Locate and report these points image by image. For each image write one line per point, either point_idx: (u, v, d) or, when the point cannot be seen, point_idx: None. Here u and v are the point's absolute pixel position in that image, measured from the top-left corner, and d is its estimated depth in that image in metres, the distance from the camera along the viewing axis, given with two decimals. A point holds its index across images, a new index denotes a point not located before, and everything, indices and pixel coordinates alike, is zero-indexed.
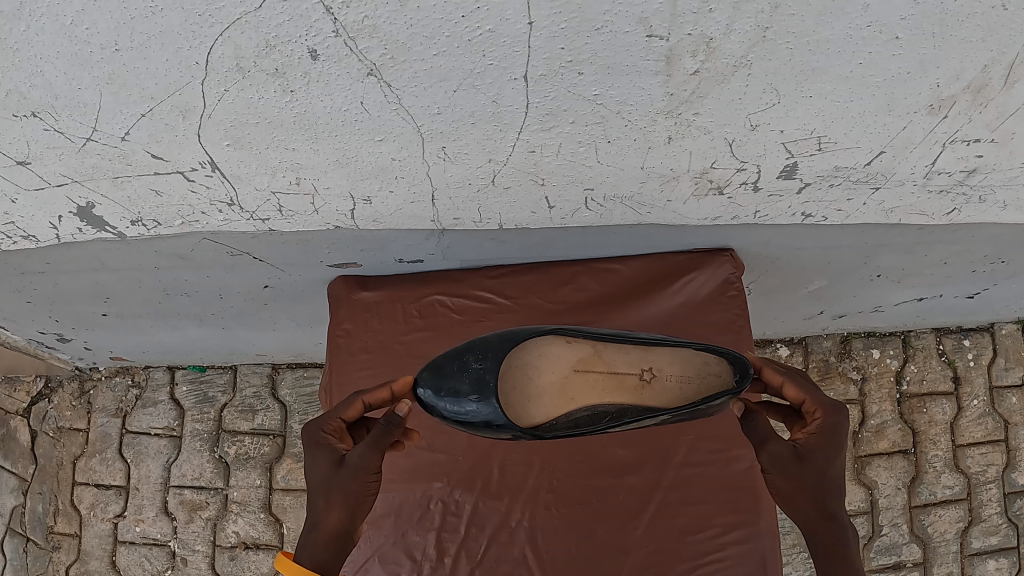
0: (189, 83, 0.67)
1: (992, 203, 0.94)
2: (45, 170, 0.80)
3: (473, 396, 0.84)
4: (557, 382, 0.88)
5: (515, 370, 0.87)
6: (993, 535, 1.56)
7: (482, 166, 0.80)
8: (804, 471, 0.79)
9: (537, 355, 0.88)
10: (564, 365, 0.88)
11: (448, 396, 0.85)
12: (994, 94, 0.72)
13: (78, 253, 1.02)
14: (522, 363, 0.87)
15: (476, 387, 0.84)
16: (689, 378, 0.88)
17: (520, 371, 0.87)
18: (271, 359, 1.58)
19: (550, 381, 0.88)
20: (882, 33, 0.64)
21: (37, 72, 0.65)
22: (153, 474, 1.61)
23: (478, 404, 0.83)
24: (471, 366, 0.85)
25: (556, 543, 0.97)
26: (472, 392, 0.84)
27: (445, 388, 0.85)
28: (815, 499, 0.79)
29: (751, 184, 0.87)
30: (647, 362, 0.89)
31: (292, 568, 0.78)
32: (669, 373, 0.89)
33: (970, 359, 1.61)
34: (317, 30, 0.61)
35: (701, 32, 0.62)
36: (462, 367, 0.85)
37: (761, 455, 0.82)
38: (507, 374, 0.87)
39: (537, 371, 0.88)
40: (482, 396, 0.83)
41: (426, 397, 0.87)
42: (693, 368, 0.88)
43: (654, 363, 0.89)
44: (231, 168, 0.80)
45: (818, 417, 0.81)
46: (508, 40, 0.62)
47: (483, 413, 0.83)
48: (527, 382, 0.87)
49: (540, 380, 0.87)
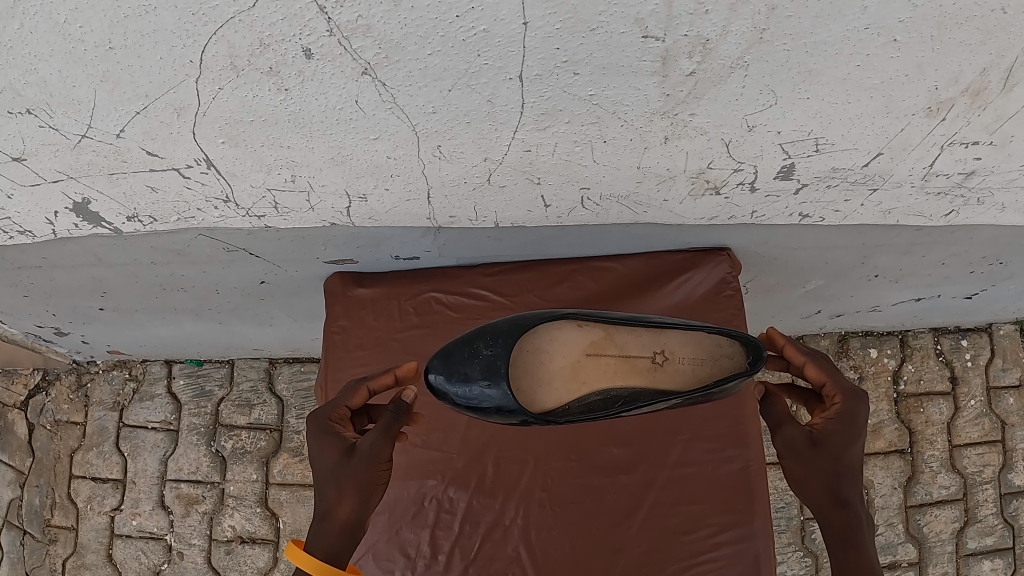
0: (183, 81, 0.67)
1: (991, 205, 0.93)
2: (40, 166, 0.80)
3: (485, 380, 0.84)
4: (570, 364, 0.88)
5: (526, 355, 0.87)
6: (988, 536, 1.57)
7: (477, 166, 0.80)
8: (818, 456, 0.79)
9: (547, 337, 0.87)
10: (578, 346, 0.88)
11: (459, 382, 0.85)
12: (992, 97, 0.72)
13: (75, 247, 1.02)
14: (532, 347, 0.87)
15: (486, 373, 0.84)
16: (706, 357, 0.87)
17: (532, 355, 0.87)
18: (268, 354, 1.58)
19: (562, 364, 0.88)
20: (880, 35, 0.64)
21: (31, 69, 0.65)
22: (149, 468, 1.61)
23: (489, 386, 0.84)
24: (480, 352, 0.85)
25: (551, 542, 0.97)
26: (483, 378, 0.84)
27: (456, 373, 0.86)
28: (829, 486, 0.79)
29: (748, 185, 0.87)
30: (660, 347, 0.88)
31: (305, 559, 0.78)
32: (682, 355, 0.88)
33: (967, 360, 1.61)
34: (310, 29, 0.61)
35: (697, 33, 0.63)
36: (473, 353, 0.86)
37: (777, 438, 0.83)
38: (517, 361, 0.87)
39: (548, 355, 0.88)
40: (493, 381, 0.84)
41: (437, 383, 0.87)
42: (706, 347, 0.88)
43: (667, 346, 0.88)
44: (225, 165, 0.80)
45: (837, 402, 0.82)
46: (503, 41, 0.63)
47: (493, 398, 0.84)
48: (538, 368, 0.87)
49: (552, 365, 0.87)
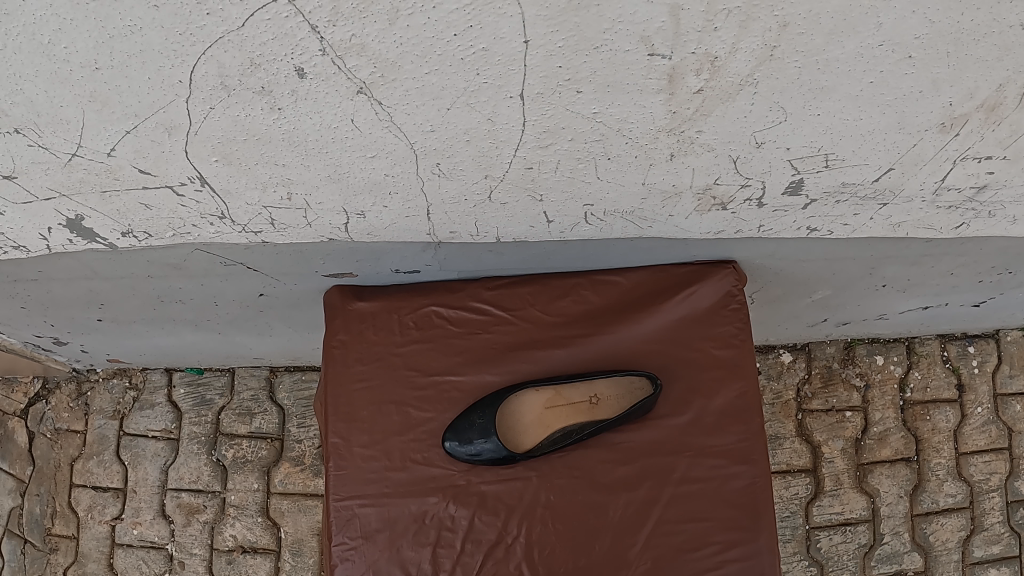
0: (173, 100, 0.66)
1: (1002, 218, 0.91)
2: (32, 184, 0.79)
3: (484, 439, 0.94)
4: (536, 419, 0.97)
5: (506, 420, 0.96)
6: (995, 544, 1.55)
7: (478, 183, 0.78)
8: None
9: (522, 403, 0.97)
10: (538, 403, 0.97)
11: (467, 449, 0.94)
12: (1006, 113, 0.70)
13: (69, 262, 1.01)
14: (509, 412, 0.97)
15: (485, 433, 0.94)
16: (630, 395, 0.97)
17: (511, 420, 0.96)
18: (269, 362, 1.57)
19: (532, 419, 0.97)
20: (894, 52, 0.62)
21: (18, 89, 0.64)
22: (149, 477, 1.60)
23: (488, 442, 0.94)
24: (475, 420, 0.95)
25: (554, 561, 0.93)
26: (483, 437, 0.94)
27: (463, 443, 0.94)
28: None
29: (755, 200, 0.85)
30: (593, 390, 0.97)
31: None
32: (610, 394, 0.97)
33: (974, 366, 1.59)
34: (303, 48, 0.60)
35: (705, 51, 0.61)
36: (468, 424, 0.95)
37: None
38: (503, 426, 0.96)
39: (521, 416, 0.97)
40: (492, 436, 0.94)
41: (452, 453, 0.95)
42: (626, 384, 0.97)
43: (602, 387, 0.97)
44: (220, 183, 0.78)
45: None
46: (504, 59, 0.61)
47: (498, 449, 0.94)
48: (518, 426, 0.96)
49: (525, 423, 0.96)
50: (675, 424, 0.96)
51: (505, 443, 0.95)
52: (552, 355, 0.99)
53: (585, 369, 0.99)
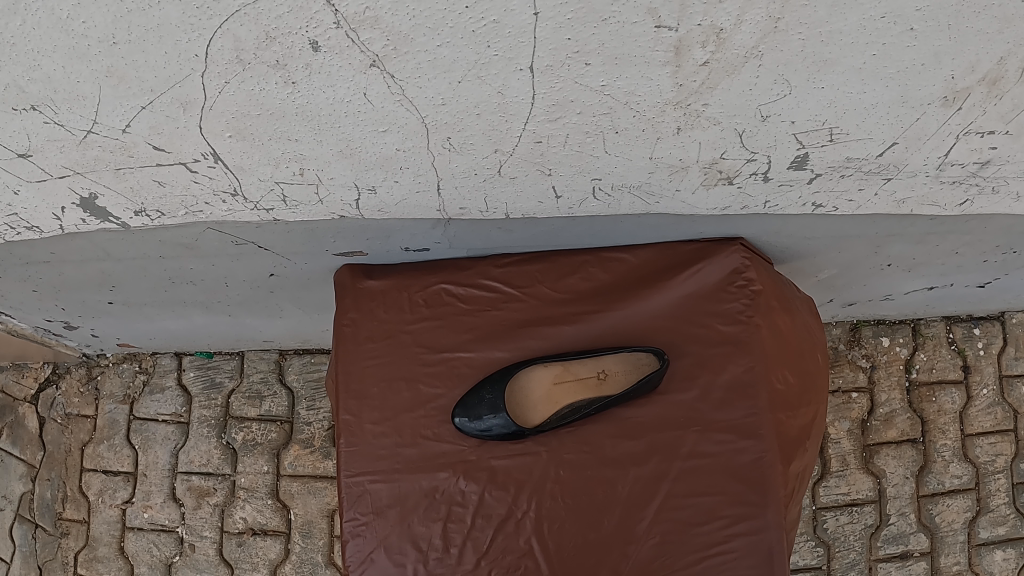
0: (188, 75, 0.67)
1: (1006, 194, 0.92)
2: (46, 162, 0.80)
3: (493, 414, 0.95)
4: (544, 394, 0.98)
5: (514, 396, 0.98)
6: (1000, 526, 1.56)
7: (488, 157, 0.79)
8: None
9: (530, 377, 0.98)
10: (547, 379, 0.98)
11: (476, 423, 0.95)
12: (1009, 86, 0.70)
13: (82, 242, 1.02)
14: (518, 387, 0.98)
15: (493, 409, 0.95)
16: (637, 370, 0.98)
17: (519, 395, 0.98)
18: (278, 345, 1.58)
19: (540, 394, 0.98)
20: (896, 24, 0.63)
21: (35, 65, 0.65)
22: (160, 460, 1.61)
23: (497, 418, 0.95)
24: (485, 396, 0.96)
25: (563, 535, 0.94)
26: (492, 413, 0.95)
27: (472, 418, 0.96)
28: None
29: (761, 175, 0.85)
30: (601, 365, 0.99)
31: None
32: (618, 369, 0.98)
33: (979, 348, 1.60)
34: (318, 22, 0.61)
35: (710, 23, 0.62)
36: (478, 400, 0.96)
37: None
38: (512, 401, 0.97)
39: (530, 392, 0.98)
40: (500, 412, 0.95)
41: (462, 428, 0.96)
42: (633, 359, 0.98)
43: (609, 364, 0.98)
44: (233, 159, 0.79)
45: None
46: (513, 32, 0.62)
47: (505, 425, 0.95)
48: (526, 401, 0.97)
49: (534, 398, 0.98)
50: (683, 399, 0.97)
51: (514, 419, 0.96)
52: (561, 332, 1.00)
53: (594, 345, 1.00)
